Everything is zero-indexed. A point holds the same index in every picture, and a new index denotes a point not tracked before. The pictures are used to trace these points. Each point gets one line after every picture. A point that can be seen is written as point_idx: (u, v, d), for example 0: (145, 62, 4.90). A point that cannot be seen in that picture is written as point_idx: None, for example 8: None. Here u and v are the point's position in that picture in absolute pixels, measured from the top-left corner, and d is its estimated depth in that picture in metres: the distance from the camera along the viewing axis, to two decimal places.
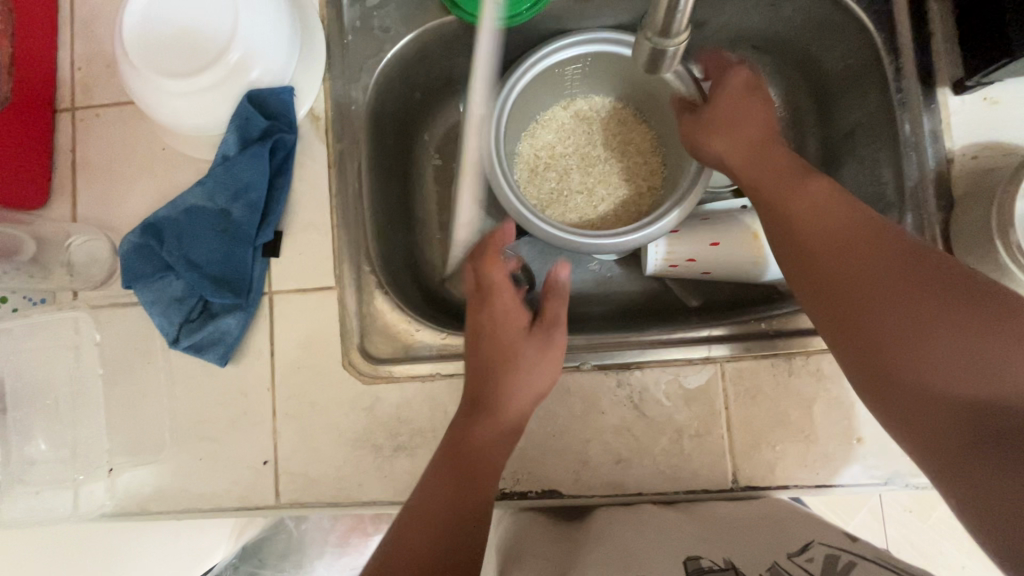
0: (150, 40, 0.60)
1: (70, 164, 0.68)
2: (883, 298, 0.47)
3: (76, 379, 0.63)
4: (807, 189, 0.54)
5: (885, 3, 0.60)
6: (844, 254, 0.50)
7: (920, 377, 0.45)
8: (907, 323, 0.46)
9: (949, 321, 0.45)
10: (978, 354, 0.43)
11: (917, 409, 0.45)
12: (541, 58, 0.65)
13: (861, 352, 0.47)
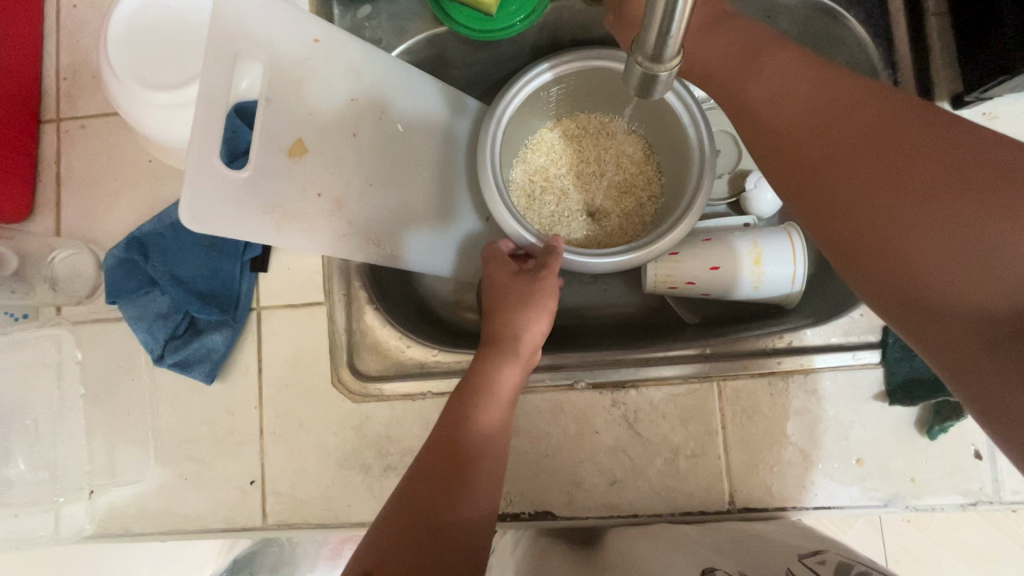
0: (134, 50, 0.59)
1: (55, 176, 0.66)
2: (892, 193, 0.37)
3: (61, 396, 0.62)
4: (793, 86, 0.44)
5: (882, 17, 0.60)
6: (853, 138, 0.40)
7: (911, 256, 0.37)
8: (927, 222, 0.36)
9: (978, 214, 0.35)
10: (978, 225, 0.35)
11: (913, 297, 0.37)
12: (533, 77, 0.64)
13: (866, 259, 0.39)
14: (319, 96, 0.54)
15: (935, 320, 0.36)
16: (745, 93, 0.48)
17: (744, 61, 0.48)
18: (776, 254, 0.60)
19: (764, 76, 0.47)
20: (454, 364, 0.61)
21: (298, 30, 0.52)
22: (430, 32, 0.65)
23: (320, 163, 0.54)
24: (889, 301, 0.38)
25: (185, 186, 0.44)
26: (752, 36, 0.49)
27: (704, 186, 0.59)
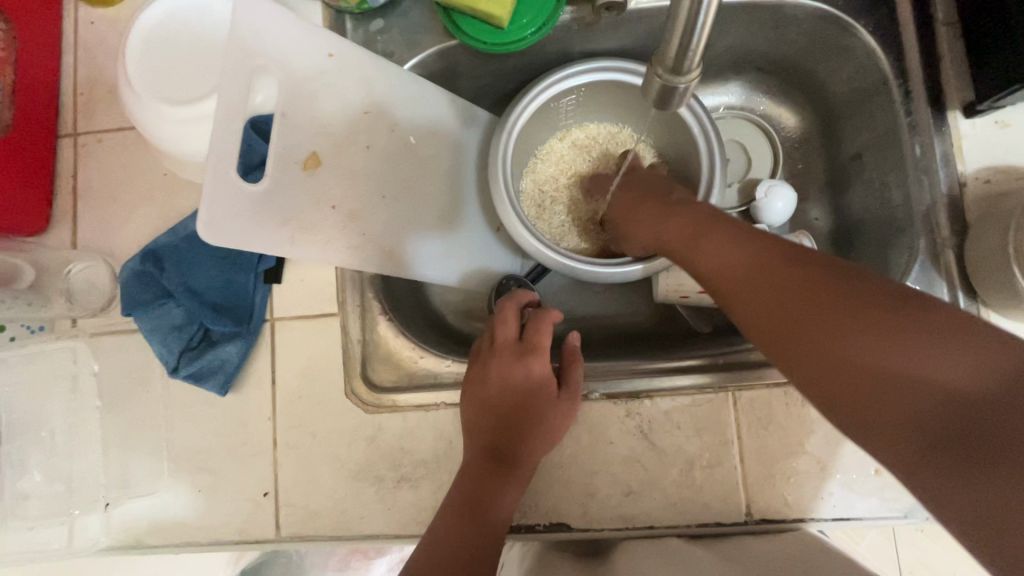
0: (152, 66, 0.60)
1: (71, 190, 0.67)
2: (871, 404, 0.36)
3: (76, 409, 0.62)
4: (744, 260, 0.45)
5: (892, 26, 0.60)
6: (794, 287, 0.41)
7: (879, 402, 0.35)
8: (880, 339, 0.36)
9: (909, 392, 0.34)
10: (892, 348, 0.36)
11: (886, 412, 0.35)
12: (545, 88, 0.64)
13: (833, 386, 0.38)
14: (334, 110, 0.54)
15: (927, 427, 0.34)
16: (705, 265, 0.48)
17: (691, 233, 0.50)
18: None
19: (717, 250, 0.47)
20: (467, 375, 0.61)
21: (313, 46, 0.52)
22: (441, 44, 0.66)
23: (332, 176, 0.54)
24: (847, 406, 0.37)
25: (203, 201, 0.44)
26: (705, 215, 0.50)
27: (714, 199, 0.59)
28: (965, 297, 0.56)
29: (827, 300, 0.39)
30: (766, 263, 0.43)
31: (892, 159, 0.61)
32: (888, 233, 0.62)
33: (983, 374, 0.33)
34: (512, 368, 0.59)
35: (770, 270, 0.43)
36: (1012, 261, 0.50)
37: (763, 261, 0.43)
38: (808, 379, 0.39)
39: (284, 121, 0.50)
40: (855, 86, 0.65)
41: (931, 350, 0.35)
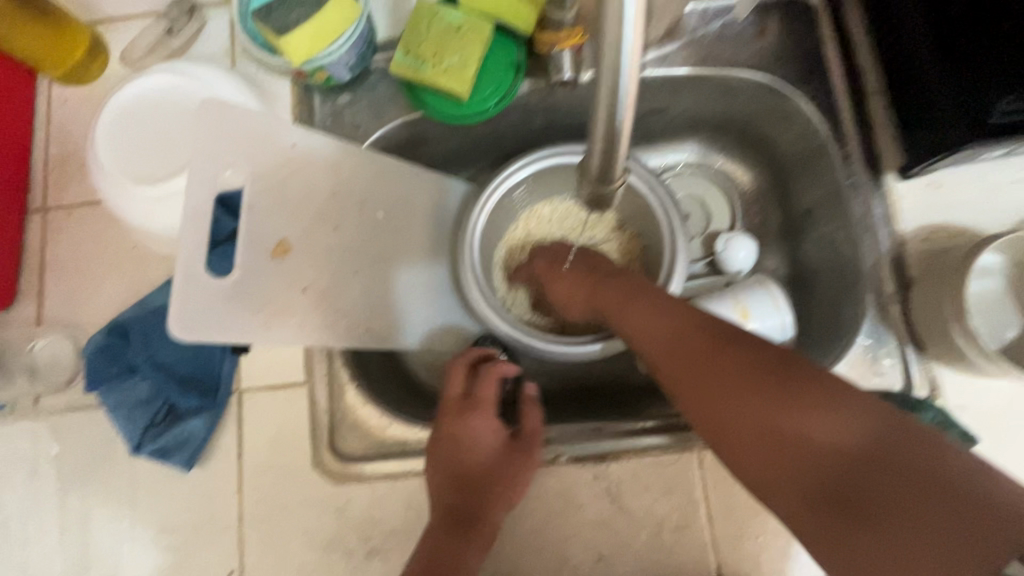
0: (122, 147, 0.61)
1: (39, 264, 0.68)
2: (762, 458, 0.42)
3: (36, 490, 0.61)
4: (661, 330, 0.52)
5: (828, 96, 0.64)
6: (705, 357, 0.48)
7: (772, 456, 0.42)
8: (770, 404, 0.43)
9: (790, 447, 0.41)
10: (782, 410, 0.42)
11: (777, 465, 0.42)
12: (512, 173, 0.67)
13: (733, 441, 0.45)
14: (301, 197, 0.60)
15: (806, 484, 0.40)
16: (631, 331, 0.56)
17: (619, 301, 0.58)
18: (760, 307, 0.62)
19: (637, 318, 0.55)
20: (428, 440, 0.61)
21: (277, 138, 0.58)
22: (406, 117, 0.69)
23: (303, 259, 0.60)
24: (748, 461, 0.44)
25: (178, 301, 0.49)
26: (625, 289, 0.59)
27: (676, 273, 0.64)
28: (914, 350, 0.58)
29: (728, 367, 0.46)
30: (676, 333, 0.51)
31: (838, 217, 0.64)
32: (839, 287, 0.64)
33: (856, 432, 0.39)
34: (461, 425, 0.61)
35: (680, 336, 0.51)
36: (952, 320, 0.52)
37: (675, 329, 0.52)
38: (711, 439, 0.46)
39: (252, 212, 0.55)
40: (800, 147, 0.68)
41: (811, 411, 0.41)
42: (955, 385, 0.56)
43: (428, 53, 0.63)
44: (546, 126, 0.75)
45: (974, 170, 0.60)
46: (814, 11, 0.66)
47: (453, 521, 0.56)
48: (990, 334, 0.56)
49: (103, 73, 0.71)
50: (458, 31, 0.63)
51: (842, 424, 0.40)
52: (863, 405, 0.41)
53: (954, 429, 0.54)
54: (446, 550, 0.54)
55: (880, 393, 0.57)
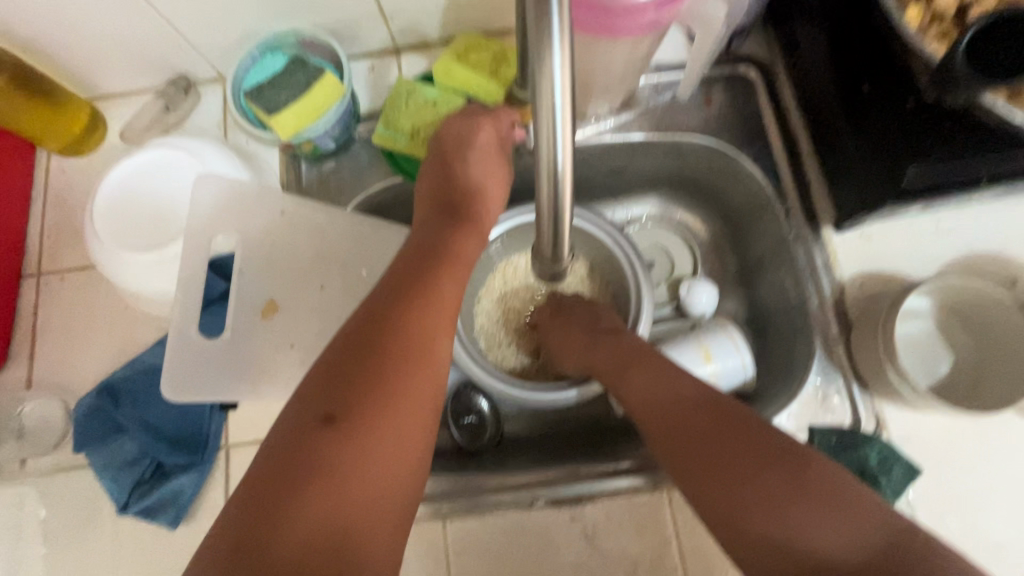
0: (119, 217, 0.65)
1: (31, 328, 0.70)
2: (766, 552, 0.47)
3: (20, 555, 0.61)
4: (672, 404, 0.56)
5: (768, 157, 0.71)
6: (718, 443, 0.52)
7: (770, 552, 0.47)
8: (777, 505, 0.47)
9: (796, 548, 0.46)
10: (786, 512, 0.47)
11: (772, 560, 0.47)
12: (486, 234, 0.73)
13: (737, 531, 0.49)
14: (287, 259, 0.65)
15: None
16: (637, 403, 0.59)
17: (617, 368, 0.62)
18: (722, 350, 0.67)
19: (647, 390, 0.59)
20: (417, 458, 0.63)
21: (267, 204, 0.65)
22: (386, 181, 0.74)
23: (290, 320, 0.64)
24: (749, 550, 0.48)
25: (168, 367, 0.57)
26: (630, 353, 0.63)
27: (642, 320, 0.70)
28: (859, 387, 0.63)
29: (741, 460, 0.50)
30: (689, 413, 0.55)
31: (786, 264, 0.70)
32: (790, 329, 0.70)
33: (861, 549, 0.44)
34: (455, 230, 0.59)
35: (693, 420, 0.54)
36: (886, 360, 0.58)
37: (688, 411, 0.55)
38: (714, 522, 0.50)
39: (241, 277, 0.62)
40: (749, 201, 0.75)
41: (819, 518, 0.46)
42: (898, 419, 0.61)
43: (406, 126, 0.69)
44: (517, 186, 0.80)
45: (901, 223, 0.66)
46: (752, 83, 0.73)
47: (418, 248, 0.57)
48: (924, 371, 0.61)
49: (99, 145, 0.76)
50: (434, 106, 0.69)
51: (841, 535, 0.45)
52: (864, 509, 0.46)
53: (898, 463, 0.58)
54: (412, 307, 0.50)
55: (831, 428, 0.61)
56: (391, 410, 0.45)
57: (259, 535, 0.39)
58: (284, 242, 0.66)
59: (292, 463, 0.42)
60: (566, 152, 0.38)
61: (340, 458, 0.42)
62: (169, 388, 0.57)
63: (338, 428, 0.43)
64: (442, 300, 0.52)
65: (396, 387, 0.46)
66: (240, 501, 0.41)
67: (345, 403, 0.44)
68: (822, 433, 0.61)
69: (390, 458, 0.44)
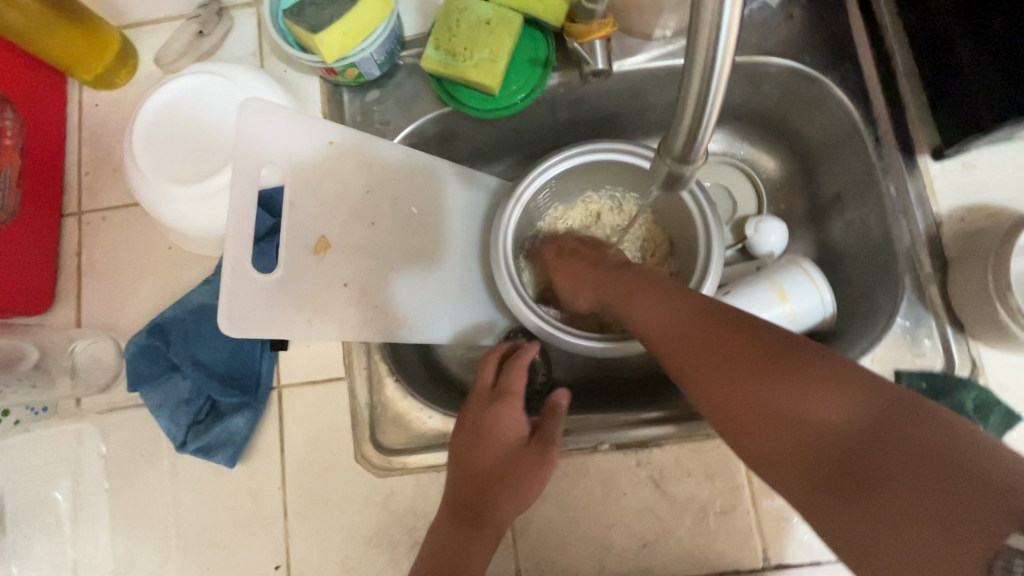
0: (159, 147, 0.62)
1: (76, 267, 0.68)
2: (767, 438, 0.41)
3: (82, 491, 0.61)
4: (666, 313, 0.52)
5: (857, 79, 0.64)
6: (701, 338, 0.48)
7: (766, 436, 0.41)
8: (767, 386, 0.42)
9: (798, 427, 0.40)
10: (779, 391, 0.41)
11: (774, 443, 0.41)
12: (544, 170, 0.67)
13: (738, 423, 0.43)
14: (336, 193, 0.61)
15: (805, 458, 0.39)
16: (641, 327, 0.54)
17: (625, 294, 0.58)
18: (798, 289, 0.62)
19: (642, 311, 0.55)
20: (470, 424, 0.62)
21: (315, 134, 0.60)
22: (436, 112, 0.69)
23: (342, 256, 0.61)
24: (750, 439, 0.43)
25: (224, 296, 0.51)
26: (638, 278, 0.59)
27: (711, 274, 0.61)
28: (954, 331, 0.58)
29: (726, 349, 0.46)
30: (682, 320, 0.50)
31: (869, 200, 0.64)
32: (872, 271, 0.64)
33: (857, 408, 0.38)
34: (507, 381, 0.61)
35: (684, 325, 0.50)
36: (995, 298, 0.53)
37: (682, 316, 0.51)
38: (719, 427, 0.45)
39: (293, 209, 0.57)
40: (827, 133, 0.68)
41: (808, 393, 0.40)
42: (996, 363, 0.57)
43: (459, 47, 0.63)
44: (571, 119, 0.75)
45: (1010, 151, 0.60)
46: None
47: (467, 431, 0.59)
48: None
49: (132, 77, 0.72)
50: (488, 25, 0.63)
51: (835, 399, 0.39)
52: (861, 383, 0.39)
53: (996, 408, 0.55)
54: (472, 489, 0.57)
55: (920, 373, 0.57)
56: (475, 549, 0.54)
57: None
58: (329, 174, 0.60)
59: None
60: (732, 32, 0.29)
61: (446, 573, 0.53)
62: (226, 319, 0.51)
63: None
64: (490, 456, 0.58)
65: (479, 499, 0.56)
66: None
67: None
68: (909, 376, 0.57)
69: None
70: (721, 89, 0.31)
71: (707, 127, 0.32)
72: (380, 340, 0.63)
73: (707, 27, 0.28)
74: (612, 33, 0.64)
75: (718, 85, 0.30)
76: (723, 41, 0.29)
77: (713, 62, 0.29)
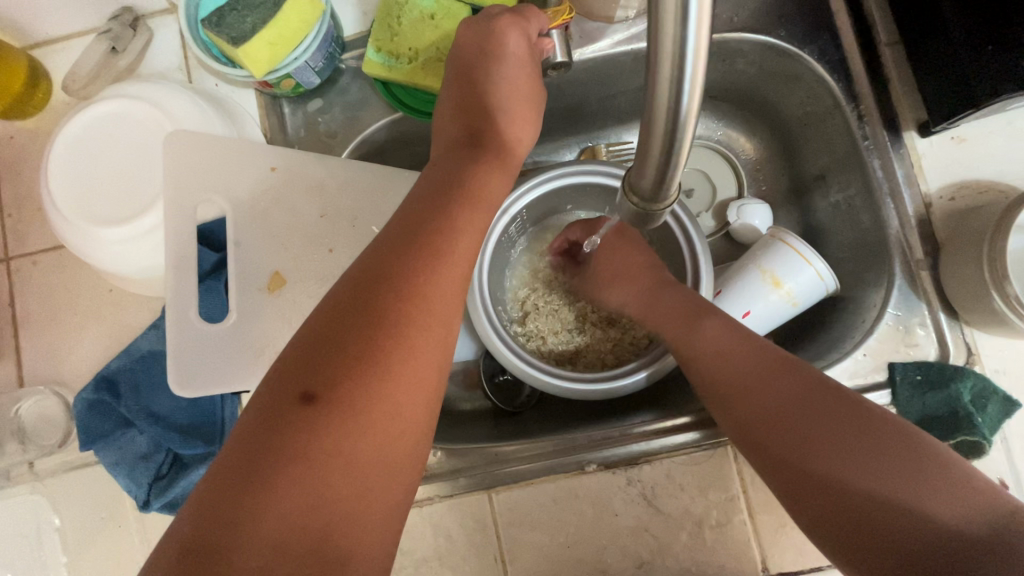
0: (79, 184, 0.56)
1: (10, 320, 0.63)
2: (857, 519, 0.39)
3: (45, 560, 0.58)
4: (740, 360, 0.48)
5: (837, 51, 0.59)
6: (792, 395, 0.45)
7: (851, 501, 0.40)
8: (863, 462, 0.40)
9: (896, 515, 0.38)
10: (883, 471, 0.40)
11: (855, 518, 0.39)
12: (515, 199, 0.61)
13: (816, 491, 0.41)
14: (288, 224, 0.58)
15: (898, 548, 0.37)
16: (698, 363, 0.50)
17: (679, 321, 0.53)
18: (790, 269, 0.58)
19: (710, 347, 0.50)
20: (386, 275, 0.40)
21: (256, 161, 0.56)
22: (387, 119, 0.63)
23: (302, 290, 0.57)
24: (827, 503, 0.40)
25: (173, 362, 0.52)
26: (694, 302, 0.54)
27: (705, 275, 0.58)
28: (948, 317, 0.55)
29: (823, 414, 0.43)
30: (769, 373, 0.47)
31: (855, 178, 0.60)
32: (862, 256, 0.60)
33: (968, 511, 0.37)
34: (444, 214, 0.44)
35: (775, 384, 0.46)
36: (992, 287, 0.50)
37: (766, 366, 0.47)
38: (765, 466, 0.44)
39: (238, 249, 0.55)
40: (808, 110, 0.64)
41: (919, 482, 0.39)
42: (992, 347, 0.55)
43: (402, 49, 0.57)
44: None
45: (999, 122, 0.56)
46: None
47: (379, 285, 0.39)
48: None
49: (48, 103, 0.65)
50: (432, 19, 0.57)
51: (947, 504, 0.38)
52: (971, 494, 0.38)
53: (993, 397, 0.53)
54: (364, 335, 0.37)
55: (915, 364, 0.55)
56: (410, 339, 0.38)
57: (220, 530, 0.31)
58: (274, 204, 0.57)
59: (255, 451, 0.33)
60: (699, 54, 0.24)
61: (284, 454, 0.33)
62: (178, 382, 0.52)
63: (321, 408, 0.35)
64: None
65: (379, 319, 0.38)
66: (211, 477, 0.33)
67: (288, 442, 0.34)
68: (904, 368, 0.54)
69: (368, 499, 0.35)
70: (692, 127, 0.27)
71: (674, 170, 0.29)
72: None
73: (668, 59, 0.25)
74: (570, 20, 0.58)
75: (685, 124, 0.26)
76: (690, 74, 0.25)
77: (678, 106, 0.26)
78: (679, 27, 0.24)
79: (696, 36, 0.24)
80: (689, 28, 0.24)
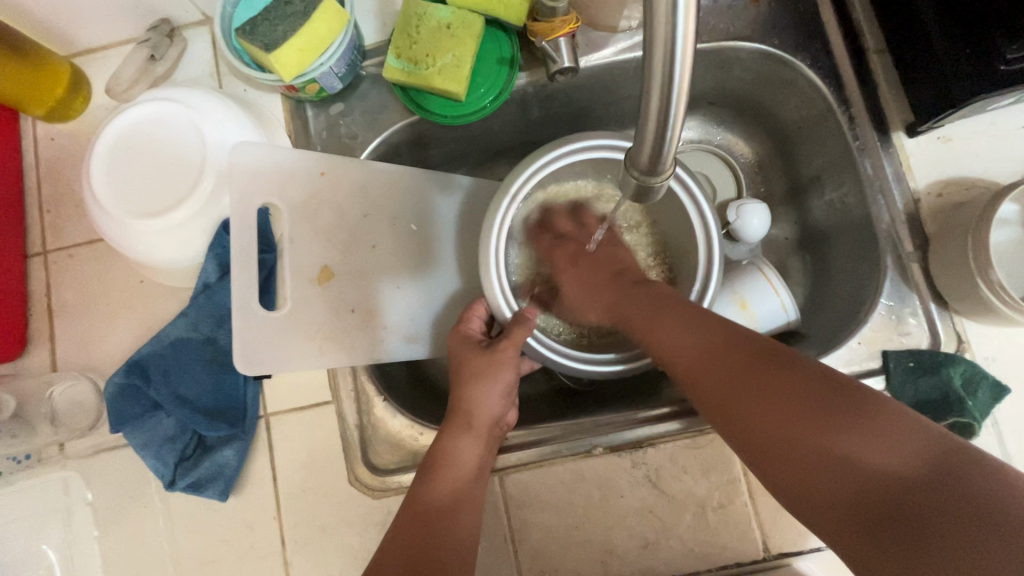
0: (120, 180, 0.60)
1: (45, 309, 0.66)
2: (810, 486, 0.38)
3: (74, 538, 0.61)
4: (692, 345, 0.47)
5: (827, 58, 0.63)
6: (738, 368, 0.44)
7: (802, 469, 0.39)
8: (803, 427, 0.40)
9: (840, 473, 0.37)
10: (824, 431, 0.39)
11: (806, 482, 0.39)
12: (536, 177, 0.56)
13: (774, 464, 0.41)
14: (335, 221, 0.61)
15: (848, 505, 0.37)
16: (660, 356, 0.50)
17: (642, 321, 0.53)
18: (757, 294, 0.62)
19: (669, 337, 0.49)
20: (443, 452, 0.55)
21: (305, 166, 0.59)
22: (404, 121, 0.67)
23: (346, 284, 0.61)
24: (783, 472, 0.40)
25: (240, 347, 0.55)
26: (653, 300, 0.53)
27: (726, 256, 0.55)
28: (938, 308, 0.58)
29: (767, 384, 0.42)
30: (717, 351, 0.46)
31: (848, 177, 0.63)
32: (855, 251, 0.63)
33: (908, 453, 0.36)
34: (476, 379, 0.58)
35: (723, 359, 0.45)
36: (977, 276, 0.53)
37: (714, 346, 0.46)
38: (754, 459, 0.42)
39: (293, 246, 0.58)
40: (802, 114, 0.67)
41: (858, 435, 0.37)
42: (980, 336, 0.57)
43: (420, 55, 0.61)
44: (543, 118, 0.73)
45: (983, 123, 0.60)
46: None
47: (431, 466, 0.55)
48: (1015, 281, 0.55)
49: (87, 107, 0.69)
50: (448, 29, 0.61)
51: (888, 453, 0.36)
52: (915, 436, 0.36)
53: (982, 382, 0.55)
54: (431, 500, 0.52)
55: (908, 351, 0.57)
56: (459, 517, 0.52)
57: None
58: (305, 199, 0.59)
59: None
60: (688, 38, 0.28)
61: None
62: (239, 357, 0.55)
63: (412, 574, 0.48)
64: (461, 466, 0.55)
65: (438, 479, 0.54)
66: None
67: None
68: (897, 355, 0.57)
69: None
70: (683, 106, 0.30)
71: (669, 143, 0.32)
72: (369, 362, 0.62)
73: (661, 42, 0.28)
74: (577, 29, 0.63)
75: (678, 99, 0.29)
76: (681, 53, 0.28)
77: (671, 83, 0.29)
78: (670, 13, 0.27)
79: (685, 20, 0.27)
80: (678, 17, 0.27)
